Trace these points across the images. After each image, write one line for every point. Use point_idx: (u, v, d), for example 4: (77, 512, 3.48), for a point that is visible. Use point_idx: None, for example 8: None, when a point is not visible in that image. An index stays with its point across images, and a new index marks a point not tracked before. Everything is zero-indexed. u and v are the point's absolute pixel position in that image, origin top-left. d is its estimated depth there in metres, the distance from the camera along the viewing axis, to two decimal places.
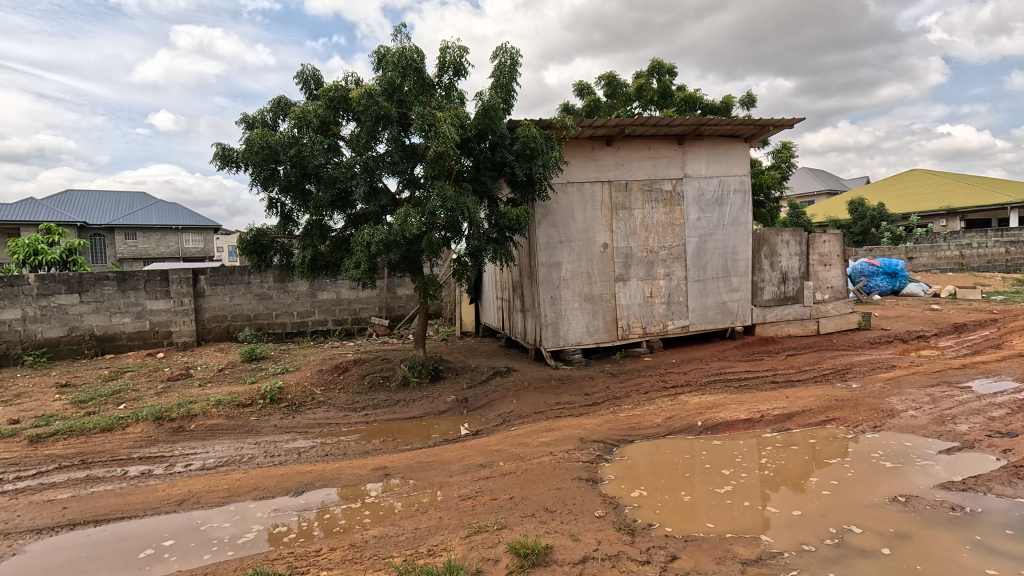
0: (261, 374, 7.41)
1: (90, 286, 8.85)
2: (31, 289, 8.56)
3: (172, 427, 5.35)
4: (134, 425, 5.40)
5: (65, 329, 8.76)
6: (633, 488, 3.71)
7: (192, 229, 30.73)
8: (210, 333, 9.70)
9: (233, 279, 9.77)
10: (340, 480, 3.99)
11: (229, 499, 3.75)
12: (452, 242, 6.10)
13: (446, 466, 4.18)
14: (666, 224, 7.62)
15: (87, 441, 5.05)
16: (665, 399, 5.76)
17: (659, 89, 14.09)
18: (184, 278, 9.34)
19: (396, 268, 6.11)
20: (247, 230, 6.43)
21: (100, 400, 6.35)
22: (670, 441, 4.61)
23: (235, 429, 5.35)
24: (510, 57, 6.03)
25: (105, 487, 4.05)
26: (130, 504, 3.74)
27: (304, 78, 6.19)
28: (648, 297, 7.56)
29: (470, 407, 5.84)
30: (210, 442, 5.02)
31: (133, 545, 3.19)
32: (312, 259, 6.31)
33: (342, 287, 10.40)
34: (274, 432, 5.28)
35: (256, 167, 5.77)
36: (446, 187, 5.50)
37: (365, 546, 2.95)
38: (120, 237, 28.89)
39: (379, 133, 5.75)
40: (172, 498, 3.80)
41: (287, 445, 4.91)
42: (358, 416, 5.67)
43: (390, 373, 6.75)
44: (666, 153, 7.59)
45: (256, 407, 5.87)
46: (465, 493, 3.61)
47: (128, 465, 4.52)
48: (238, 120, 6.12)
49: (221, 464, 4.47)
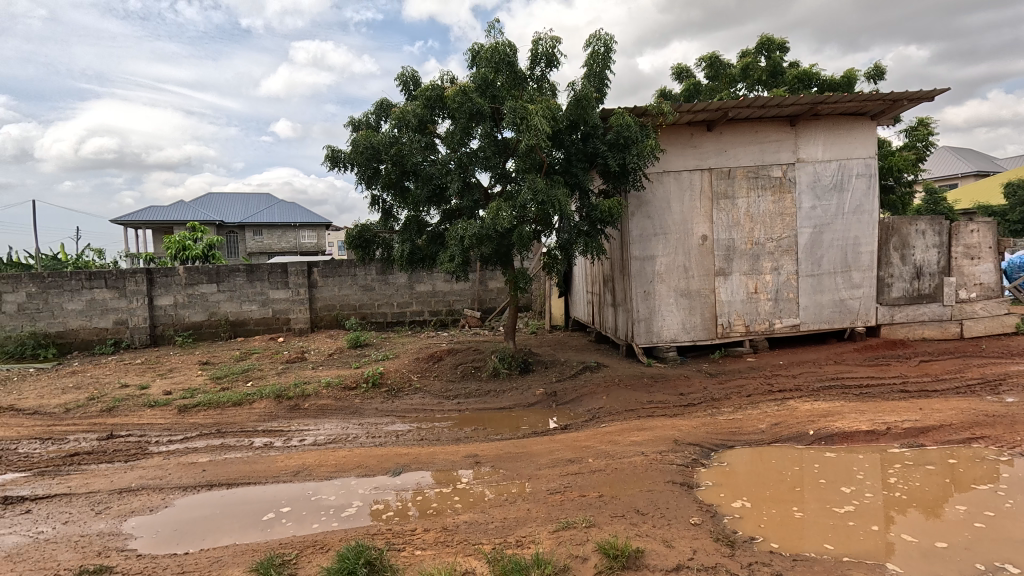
0: (365, 360, 7.97)
1: (225, 277, 10.05)
2: (180, 279, 9.88)
3: (290, 405, 5.93)
4: (259, 401, 6.07)
5: (206, 313, 10.04)
6: (733, 498, 3.45)
7: (308, 226, 33.93)
8: (322, 320, 10.60)
9: (341, 271, 10.57)
10: (434, 464, 4.18)
11: (337, 474, 4.07)
12: (543, 235, 6.09)
13: (534, 458, 4.20)
14: (775, 214, 7.00)
15: (222, 413, 5.75)
16: (770, 403, 5.33)
17: (767, 68, 13.00)
18: (301, 270, 10.29)
19: (488, 261, 6.20)
20: (354, 226, 6.93)
21: (233, 377, 7.22)
22: (775, 449, 4.24)
23: (343, 409, 5.81)
24: (603, 45, 5.85)
25: (236, 455, 4.59)
26: (256, 471, 4.20)
27: (404, 80, 6.49)
28: (752, 293, 7.02)
29: (559, 401, 5.82)
30: (321, 421, 5.49)
31: (259, 507, 3.57)
32: (411, 253, 6.64)
33: (437, 279, 10.86)
34: (375, 414, 5.65)
35: (361, 166, 6.16)
36: (538, 180, 5.50)
37: (457, 530, 3.05)
38: (250, 234, 32.60)
39: (472, 130, 5.91)
40: (289, 468, 4.21)
41: (387, 427, 5.23)
42: (451, 404, 5.89)
43: (482, 363, 6.93)
44: (775, 137, 6.97)
45: (361, 390, 6.33)
46: (553, 487, 3.60)
47: (255, 436, 5.07)
48: (345, 124, 6.59)
49: (330, 441, 4.88)
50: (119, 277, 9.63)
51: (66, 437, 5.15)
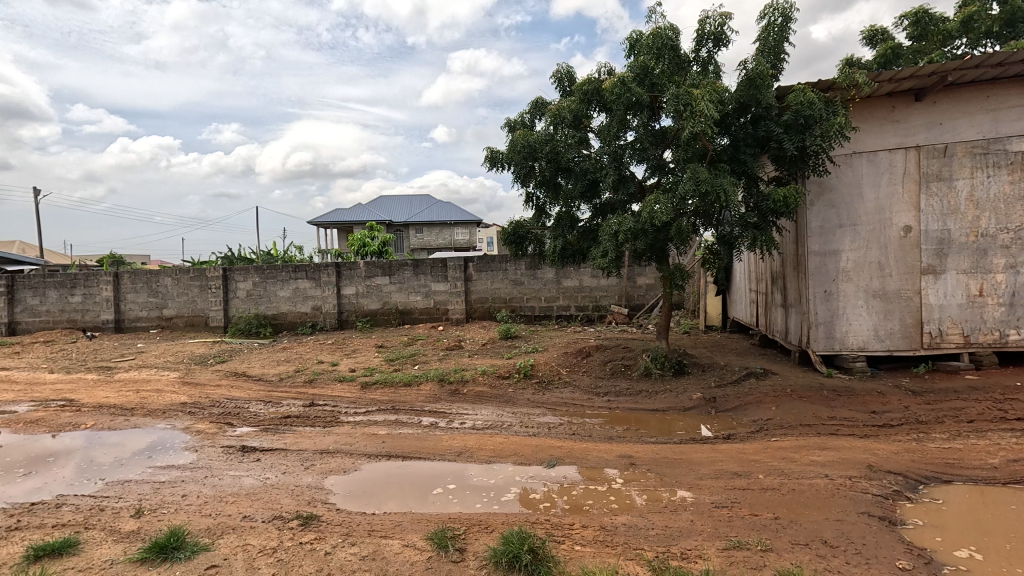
0: (516, 351, 8.29)
1: (396, 270, 11.27)
2: (361, 272, 11.33)
3: (451, 389, 6.43)
4: (425, 383, 6.69)
5: (381, 303, 11.37)
6: (956, 544, 2.84)
7: (462, 223, 36.47)
8: (476, 312, 11.29)
9: (494, 266, 11.15)
10: (587, 461, 4.17)
11: (495, 458, 4.30)
12: (703, 229, 5.68)
13: (694, 467, 3.95)
14: (1013, 197, 5.59)
15: (395, 391, 6.47)
16: (1003, 434, 4.28)
17: (1000, 16, 10.43)
18: (458, 265, 11.09)
19: (641, 257, 5.98)
20: (509, 223, 7.22)
21: (403, 360, 8.08)
22: (1014, 493, 3.39)
23: (497, 397, 6.12)
24: (781, 14, 5.23)
25: (408, 430, 5.12)
26: (425, 447, 4.63)
27: (559, 77, 6.55)
28: (975, 297, 5.71)
29: (718, 408, 5.40)
30: (479, 406, 5.85)
31: (429, 481, 3.92)
32: (562, 249, 6.70)
33: (585, 275, 10.83)
34: (527, 404, 5.85)
35: (517, 165, 6.38)
36: (700, 170, 5.14)
37: (615, 532, 2.99)
38: (413, 231, 36.14)
39: (628, 121, 5.73)
40: (453, 448, 4.57)
41: (539, 418, 5.37)
42: (601, 401, 5.83)
43: (632, 362, 6.74)
44: (1016, 101, 5.55)
45: (513, 380, 6.60)
46: (718, 501, 3.34)
47: (423, 415, 5.60)
48: (503, 125, 6.89)
49: (487, 427, 5.17)
50: (316, 270, 11.38)
51: (281, 402, 6.25)
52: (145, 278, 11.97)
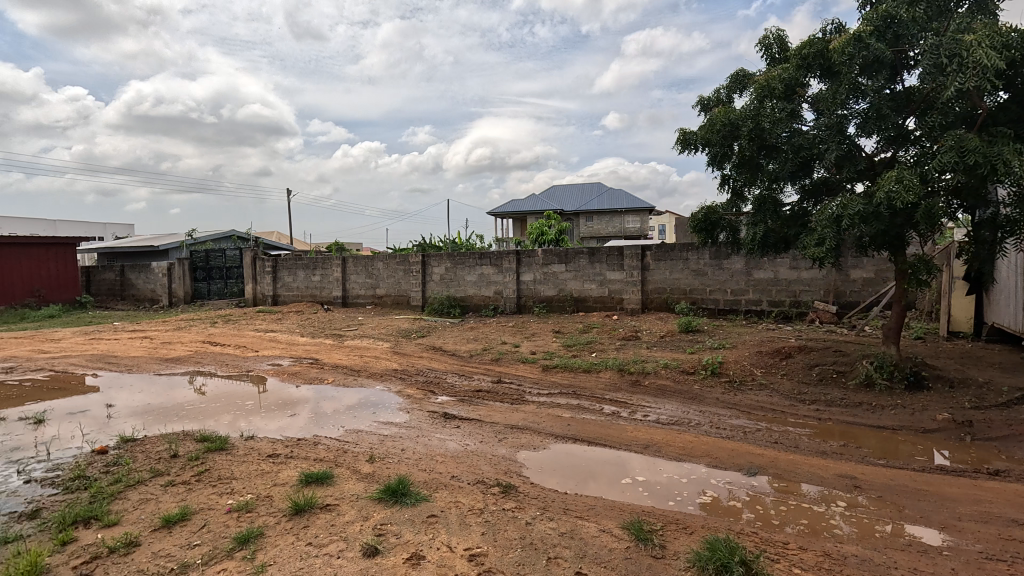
0: (699, 346, 7.76)
1: (572, 258, 11.45)
2: (539, 259, 11.76)
3: (632, 380, 6.30)
4: (604, 371, 6.68)
5: (557, 289, 11.67)
6: None
7: (634, 211, 35.49)
8: (652, 302, 10.87)
9: (674, 255, 10.58)
10: (796, 475, 3.70)
11: (685, 457, 4.08)
12: (963, 211, 4.55)
13: (949, 504, 3.21)
14: None
15: (575, 377, 6.59)
16: None
17: None
18: (635, 253, 10.79)
19: (869, 246, 5.04)
20: (699, 209, 6.74)
21: (580, 346, 8.19)
22: None
23: (682, 393, 5.80)
24: None
25: (591, 417, 5.16)
26: (610, 436, 4.61)
27: (767, 44, 5.84)
28: None
29: (977, 435, 4.31)
30: (662, 401, 5.62)
31: (616, 470, 3.89)
32: (763, 237, 5.94)
33: (781, 266, 9.62)
34: (716, 404, 5.43)
35: (714, 145, 5.89)
36: (967, 136, 4.10)
37: (845, 562, 2.59)
38: (583, 220, 36.34)
39: (861, 85, 4.84)
40: (639, 440, 4.46)
41: (731, 420, 4.94)
42: (808, 410, 5.12)
43: (848, 368, 5.77)
44: None
45: (699, 377, 6.19)
46: (992, 553, 2.66)
47: (604, 403, 5.59)
48: (696, 104, 6.43)
49: (673, 422, 4.94)
50: (499, 256, 12.16)
51: (472, 377, 6.84)
52: (363, 262, 14.20)
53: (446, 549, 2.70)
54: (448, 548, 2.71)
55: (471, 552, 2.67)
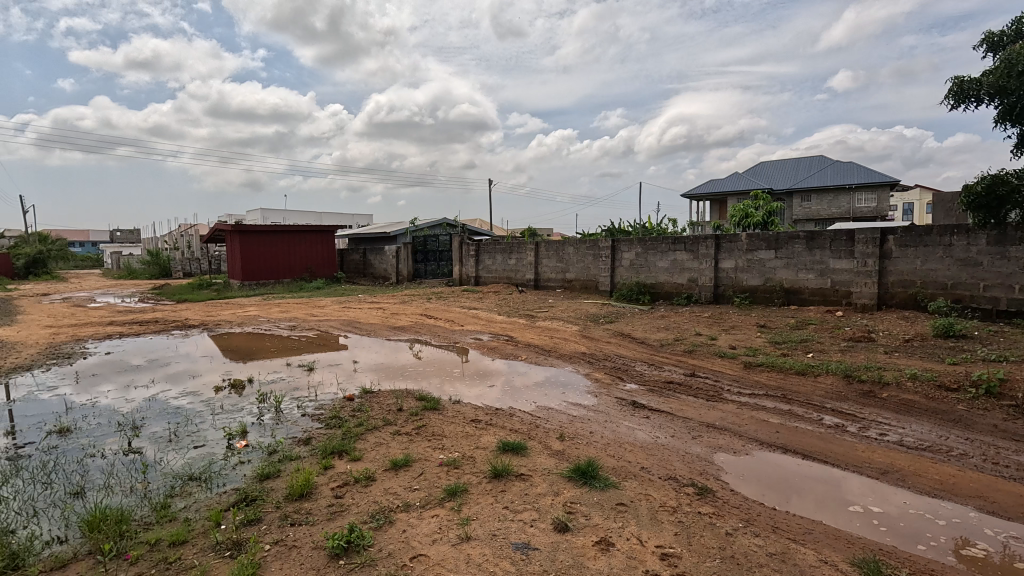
0: (965, 356, 6.08)
1: (784, 244, 10.04)
2: (743, 245, 10.58)
3: (862, 390, 5.26)
4: (824, 376, 5.73)
5: (763, 279, 10.38)
6: None
7: (867, 187, 29.51)
8: (893, 298, 8.89)
9: (929, 240, 8.41)
10: None
11: (942, 494, 3.24)
12: None
13: None
14: None
15: (785, 379, 5.79)
16: None
17: None
18: (871, 238, 8.94)
19: None
20: None
21: (792, 345, 7.16)
22: None
23: (937, 413, 4.62)
24: None
25: (806, 426, 4.45)
26: (832, 452, 3.91)
27: None
28: None
29: None
30: (906, 419, 4.56)
31: (840, 493, 3.29)
32: None
33: None
34: (992, 433, 4.18)
35: None
36: None
37: None
38: (797, 200, 31.29)
39: None
40: (873, 464, 3.69)
41: (1019, 457, 3.75)
42: None
43: None
44: None
45: (964, 395, 4.85)
46: None
47: (824, 413, 4.77)
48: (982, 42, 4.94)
49: (923, 448, 3.96)
50: (695, 242, 11.31)
51: (663, 367, 6.54)
52: (554, 247, 14.69)
53: (636, 541, 2.63)
54: (639, 540, 2.64)
55: (664, 551, 2.55)
